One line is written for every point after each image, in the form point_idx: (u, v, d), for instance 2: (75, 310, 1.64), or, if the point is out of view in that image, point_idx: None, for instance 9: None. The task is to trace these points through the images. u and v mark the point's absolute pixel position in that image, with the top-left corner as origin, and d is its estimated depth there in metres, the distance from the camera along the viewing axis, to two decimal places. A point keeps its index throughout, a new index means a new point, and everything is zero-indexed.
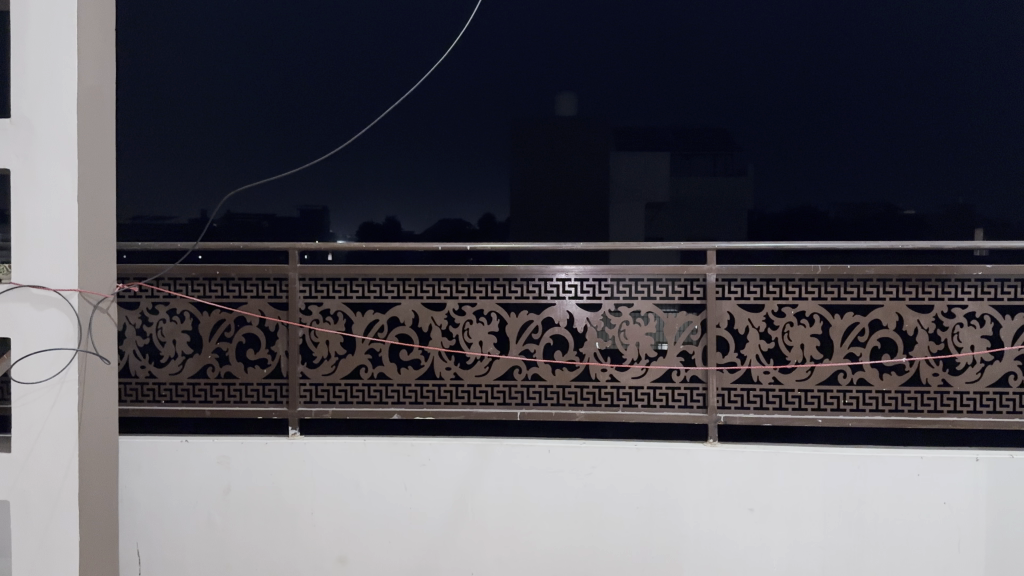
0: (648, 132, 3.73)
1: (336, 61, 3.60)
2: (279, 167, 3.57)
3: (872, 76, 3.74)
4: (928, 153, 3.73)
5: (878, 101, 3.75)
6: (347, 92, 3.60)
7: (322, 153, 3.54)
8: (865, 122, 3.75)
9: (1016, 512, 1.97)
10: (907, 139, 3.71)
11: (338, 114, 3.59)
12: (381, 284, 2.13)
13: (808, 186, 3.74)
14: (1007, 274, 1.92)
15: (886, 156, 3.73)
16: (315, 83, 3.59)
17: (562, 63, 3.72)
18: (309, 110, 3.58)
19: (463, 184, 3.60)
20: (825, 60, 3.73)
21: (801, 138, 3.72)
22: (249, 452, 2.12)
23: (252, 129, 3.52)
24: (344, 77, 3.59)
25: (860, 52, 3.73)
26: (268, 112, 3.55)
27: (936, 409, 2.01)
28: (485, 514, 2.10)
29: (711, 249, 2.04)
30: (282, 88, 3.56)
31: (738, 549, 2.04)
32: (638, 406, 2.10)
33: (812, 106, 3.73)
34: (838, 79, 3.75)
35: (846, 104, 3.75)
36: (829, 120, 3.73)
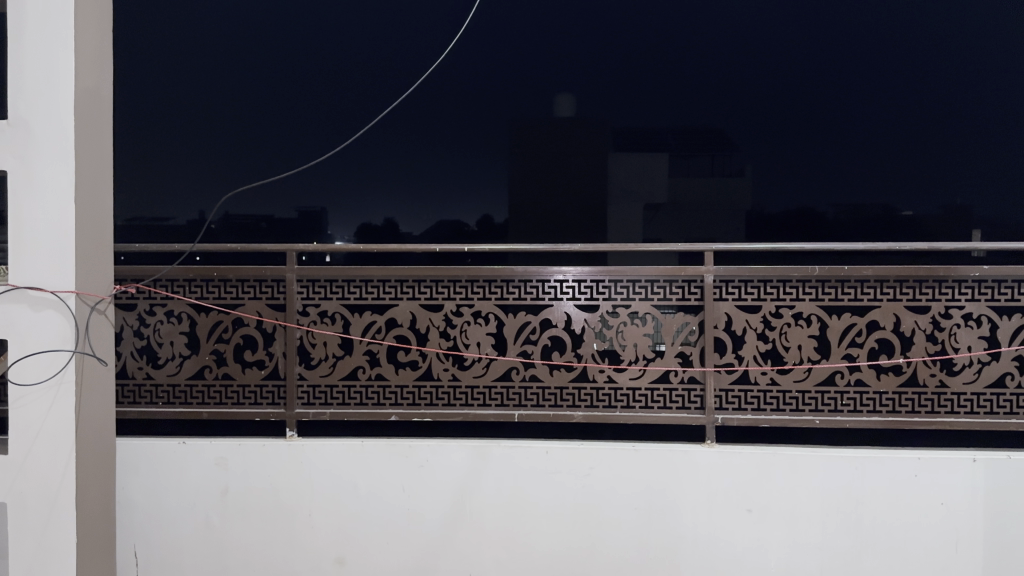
0: (647, 130, 3.16)
1: (307, 42, 3.14)
2: (232, 162, 3.09)
3: (906, 53, 3.02)
4: (938, 145, 3.02)
5: (900, 82, 3.03)
6: (317, 81, 3.11)
7: (279, 150, 3.10)
8: (916, 107, 3.01)
9: (1013, 514, 1.97)
10: (959, 135, 3.01)
11: (292, 102, 3.11)
12: (379, 285, 2.13)
13: (820, 183, 3.08)
14: (1005, 276, 1.93)
15: (928, 149, 3.01)
16: (290, 70, 3.12)
17: (545, 41, 3.14)
18: (260, 101, 3.10)
19: (436, 180, 3.11)
20: (867, 30, 3.05)
21: (837, 126, 3.07)
22: (247, 453, 2.12)
23: (207, 120, 3.09)
24: (319, 63, 3.12)
25: (915, 17, 3.01)
26: (224, 99, 3.09)
27: (934, 410, 2.01)
28: (483, 515, 2.10)
29: (709, 250, 2.04)
30: (237, 73, 3.10)
31: (736, 550, 2.04)
32: (636, 406, 2.11)
33: (848, 87, 3.06)
34: (884, 53, 3.04)
35: (895, 83, 3.03)
36: (870, 104, 3.04)
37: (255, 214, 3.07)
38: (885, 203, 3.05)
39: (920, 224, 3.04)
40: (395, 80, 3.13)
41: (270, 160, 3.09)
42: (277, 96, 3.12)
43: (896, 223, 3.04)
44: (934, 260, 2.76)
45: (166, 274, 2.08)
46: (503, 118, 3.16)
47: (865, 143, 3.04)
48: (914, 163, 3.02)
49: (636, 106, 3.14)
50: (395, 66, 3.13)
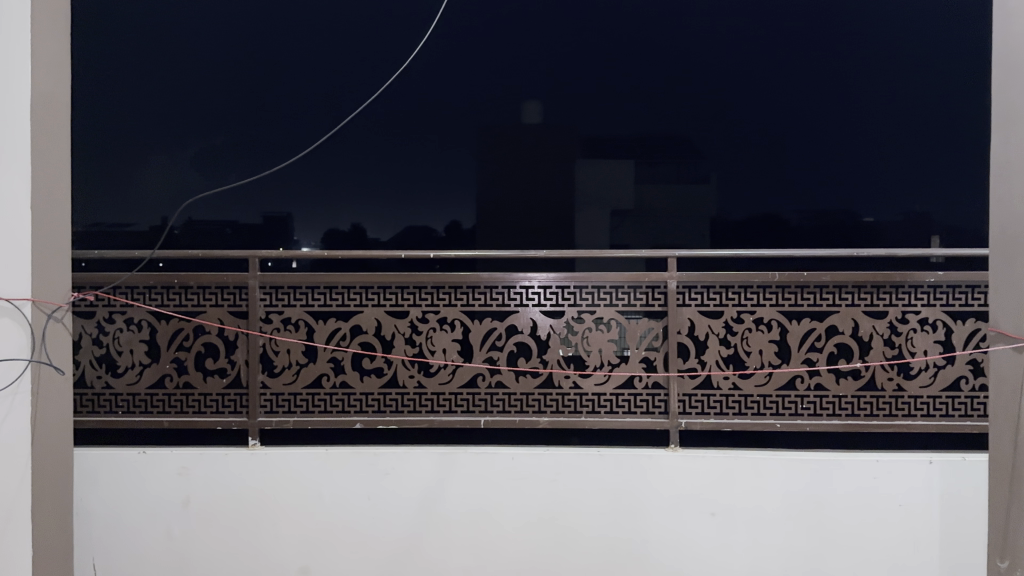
0: (617, 138, 3.14)
1: (272, 47, 3.06)
2: (194, 169, 2.99)
3: (864, 66, 3.06)
4: (908, 154, 3.03)
5: (861, 95, 3.07)
6: (284, 87, 3.07)
7: (245, 157, 3.05)
8: (875, 119, 3.05)
9: (970, 514, 2.01)
10: (920, 148, 3.03)
11: (254, 108, 3.04)
12: (344, 292, 2.11)
13: (783, 189, 3.10)
14: (961, 281, 1.98)
15: (898, 157, 3.04)
16: (256, 75, 3.05)
17: (509, 53, 3.15)
18: (219, 108, 3.01)
19: (404, 188, 3.03)
20: (830, 41, 3.07)
21: (802, 136, 3.07)
22: (209, 462, 2.09)
23: (164, 127, 2.94)
24: (286, 69, 3.07)
25: (878, 29, 3.06)
26: (186, 104, 2.99)
27: (892, 413, 2.05)
28: (450, 523, 2.09)
29: (672, 256, 2.07)
30: (200, 83, 3.01)
31: (700, 553, 2.05)
32: (602, 411, 2.10)
33: (809, 98, 3.08)
34: (844, 65, 3.07)
35: (855, 97, 3.07)
36: (830, 116, 3.07)
37: (215, 222, 2.94)
38: (844, 211, 3.09)
39: (884, 229, 3.06)
40: (363, 89, 3.10)
41: (235, 167, 3.01)
42: (239, 103, 3.04)
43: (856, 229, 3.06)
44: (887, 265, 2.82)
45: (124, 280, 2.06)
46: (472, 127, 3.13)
47: (830, 150, 3.07)
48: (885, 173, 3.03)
49: (601, 114, 3.14)
50: (363, 76, 3.12)
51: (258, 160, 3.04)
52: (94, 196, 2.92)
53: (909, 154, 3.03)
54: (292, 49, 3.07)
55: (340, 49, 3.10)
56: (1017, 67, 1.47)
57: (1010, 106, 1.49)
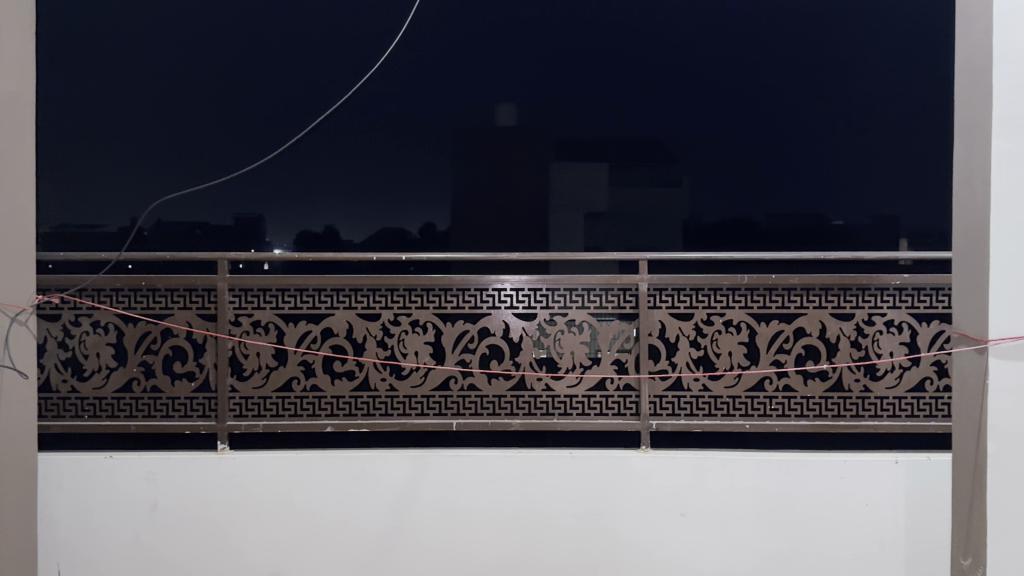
0: (595, 141, 2.96)
1: (236, 38, 2.84)
2: (156, 166, 2.79)
3: (860, 67, 2.91)
4: (904, 158, 2.89)
5: (858, 96, 2.91)
6: (247, 81, 2.84)
7: (203, 155, 2.81)
8: (865, 123, 2.91)
9: (934, 513, 2.04)
10: (918, 153, 2.88)
11: (214, 103, 2.81)
12: (315, 294, 2.10)
13: (769, 193, 2.91)
14: (925, 283, 2.01)
15: (896, 160, 2.89)
16: (215, 69, 2.82)
17: (487, 47, 2.89)
18: (180, 100, 2.80)
19: (378, 188, 2.89)
20: (823, 42, 2.92)
21: (793, 141, 2.91)
22: (177, 467, 2.06)
23: (130, 120, 2.78)
24: (249, 63, 2.85)
25: (873, 30, 2.91)
26: (137, 95, 2.78)
27: (859, 413, 2.08)
28: (421, 525, 2.08)
29: (643, 259, 2.08)
30: (155, 74, 2.79)
31: (670, 554, 2.06)
32: (573, 413, 2.11)
33: (805, 101, 2.91)
34: (840, 66, 2.92)
35: (855, 97, 2.91)
36: (826, 116, 2.91)
37: (186, 222, 2.79)
38: (823, 215, 2.93)
39: (872, 235, 2.91)
40: (331, 85, 2.86)
41: (196, 166, 2.80)
42: (198, 98, 2.81)
43: (825, 234, 2.92)
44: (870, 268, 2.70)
45: (91, 282, 2.03)
46: (448, 130, 2.92)
47: (821, 153, 2.90)
48: (876, 174, 2.90)
49: (583, 117, 2.94)
50: (327, 74, 2.86)
51: (217, 158, 2.81)
52: (55, 193, 2.79)
53: (903, 158, 2.89)
54: (255, 41, 2.85)
55: (305, 40, 2.86)
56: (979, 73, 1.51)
57: (974, 112, 1.52)
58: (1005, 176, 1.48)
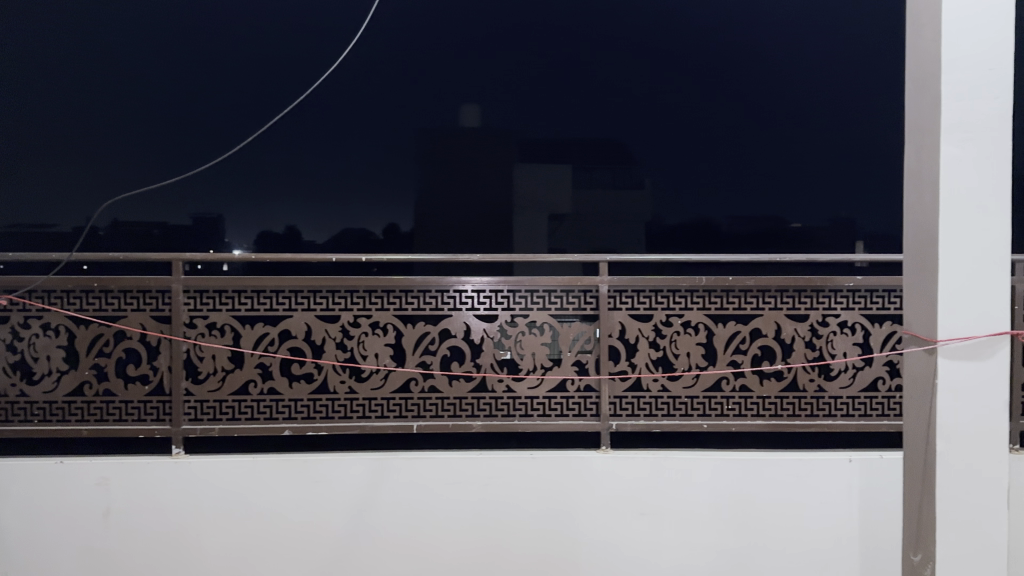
0: (558, 142, 2.94)
1: (193, 34, 2.77)
2: (109, 164, 2.72)
3: (815, 72, 2.95)
4: (858, 163, 2.95)
5: (815, 100, 2.95)
6: (203, 78, 2.77)
7: (160, 154, 2.74)
8: (822, 127, 2.95)
9: (886, 509, 2.09)
10: (872, 157, 2.95)
11: (170, 102, 2.75)
12: (272, 296, 2.07)
13: (729, 195, 2.94)
14: (877, 285, 2.05)
15: (850, 164, 2.95)
16: (170, 65, 2.75)
17: (447, 47, 2.88)
18: (133, 98, 2.73)
19: (338, 190, 2.83)
20: (782, 46, 2.95)
21: (751, 144, 2.94)
22: (131, 472, 2.02)
23: (82, 116, 2.71)
24: (206, 59, 2.78)
25: (828, 36, 2.96)
26: (90, 92, 2.71)
27: (813, 413, 2.12)
28: (381, 528, 2.06)
29: (603, 261, 2.09)
30: (106, 71, 2.71)
31: (630, 553, 2.08)
32: (534, 414, 2.12)
33: (764, 105, 2.94)
34: (798, 70, 2.95)
35: (813, 102, 2.95)
36: (784, 120, 2.94)
37: (143, 221, 2.72)
38: (783, 217, 2.96)
39: (831, 238, 2.94)
40: (292, 84, 2.83)
41: (153, 165, 2.74)
42: (154, 95, 2.75)
43: (787, 236, 2.95)
44: (827, 271, 2.73)
45: (41, 283, 1.98)
46: (406, 131, 2.88)
47: (779, 156, 2.94)
48: (832, 178, 2.95)
49: (545, 117, 2.93)
50: (285, 73, 2.83)
51: (175, 158, 2.75)
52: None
53: (856, 163, 2.95)
54: (213, 38, 2.79)
55: (265, 39, 2.82)
56: (926, 80, 1.54)
57: (919, 118, 1.55)
58: (957, 182, 1.46)
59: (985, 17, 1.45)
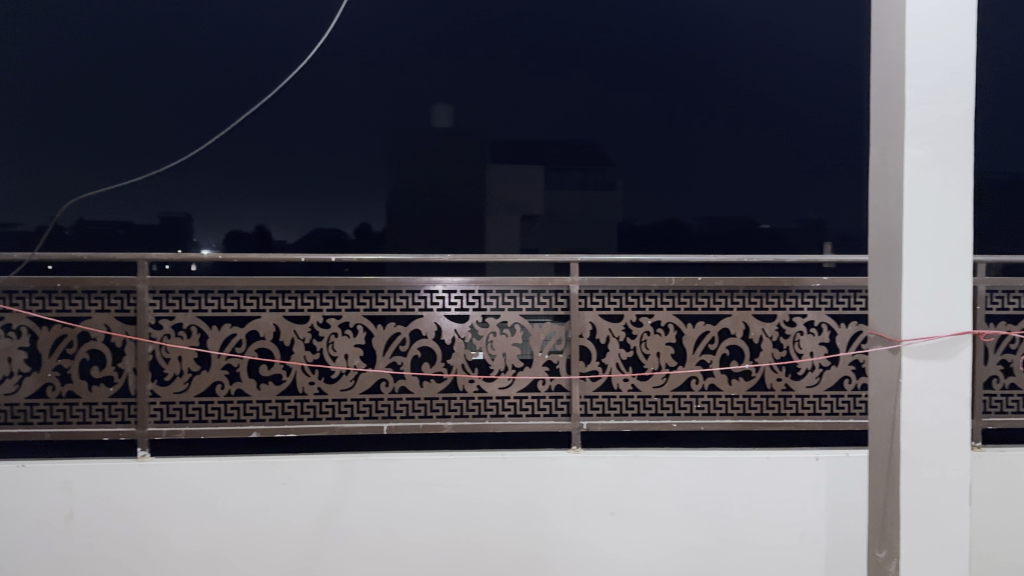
0: (530, 143, 2.95)
1: (159, 30, 2.72)
2: (72, 162, 2.65)
3: (784, 75, 2.98)
4: (826, 165, 2.99)
5: (783, 103, 2.98)
6: (170, 75, 2.73)
7: (126, 152, 2.69)
8: (791, 129, 2.98)
9: (852, 507, 2.12)
10: (839, 160, 2.99)
11: (137, 99, 2.71)
12: (240, 297, 2.05)
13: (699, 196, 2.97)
14: (843, 285, 2.09)
15: (818, 166, 2.99)
16: (136, 62, 2.71)
17: (418, 46, 2.87)
18: (99, 94, 2.68)
19: (309, 189, 2.80)
20: (751, 48, 2.98)
21: (720, 145, 2.97)
22: (95, 475, 1.98)
23: (44, 113, 2.64)
24: (173, 56, 2.73)
25: (797, 39, 3.00)
26: (53, 89, 2.66)
27: (781, 412, 2.14)
28: (350, 530, 2.05)
29: (574, 261, 2.10)
30: (71, 67, 2.66)
31: (600, 552, 2.09)
32: (505, 415, 2.12)
33: (733, 108, 2.97)
34: (766, 73, 2.98)
35: (783, 104, 2.98)
36: (753, 121, 2.97)
37: (109, 220, 2.66)
38: (753, 218, 2.98)
39: (800, 239, 2.97)
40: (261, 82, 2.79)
41: (120, 163, 2.69)
42: (120, 92, 2.70)
43: (756, 237, 2.98)
44: (795, 271, 2.76)
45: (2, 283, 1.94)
46: (377, 130, 2.86)
47: (749, 157, 2.97)
48: (800, 180, 2.99)
49: (517, 117, 2.93)
50: (255, 71, 2.80)
51: (142, 156, 2.70)
52: None
53: (825, 165, 2.99)
54: (180, 35, 2.74)
55: (234, 37, 2.78)
56: (886, 83, 1.57)
57: (882, 121, 1.58)
58: (917, 185, 1.48)
59: (947, 22, 1.47)
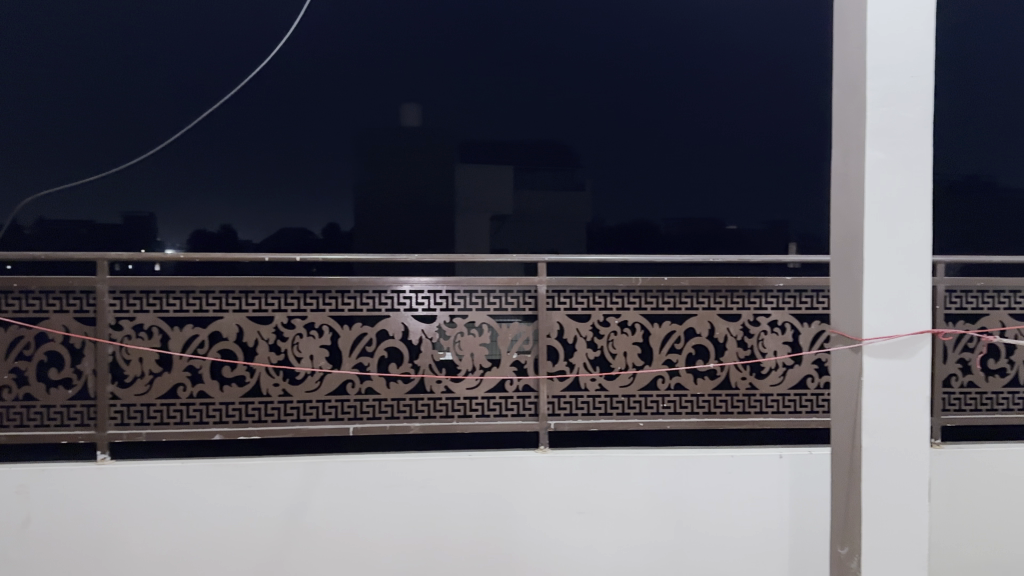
0: (498, 143, 2.95)
1: (123, 23, 2.66)
2: (30, 156, 2.55)
3: (750, 78, 3.02)
4: (791, 167, 3.03)
5: (750, 104, 3.02)
6: (132, 71, 2.67)
7: (86, 148, 2.63)
8: (757, 131, 3.01)
9: (815, 504, 2.15)
10: (803, 161, 3.03)
11: (98, 94, 2.64)
12: (202, 297, 2.02)
13: (666, 197, 2.99)
14: (805, 285, 2.13)
15: (783, 168, 3.02)
16: (98, 55, 2.64)
17: (385, 44, 2.86)
18: (58, 88, 2.61)
19: (275, 188, 2.76)
20: (716, 51, 3.02)
21: (687, 147, 3.00)
22: (52, 479, 1.94)
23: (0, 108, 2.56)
24: (135, 51, 2.68)
25: (763, 41, 3.03)
26: (10, 82, 2.58)
27: (745, 410, 2.17)
28: (317, 533, 2.03)
29: (542, 261, 2.10)
30: (31, 59, 2.58)
31: (568, 551, 2.09)
32: (472, 415, 2.12)
33: (698, 109, 3.01)
34: (732, 75, 3.01)
35: (749, 105, 3.01)
36: (718, 123, 3.01)
37: (70, 219, 2.58)
38: (720, 219, 3.01)
39: (763, 240, 3.02)
40: (226, 79, 2.76)
41: (80, 159, 2.62)
42: (79, 87, 2.63)
43: (722, 237, 3.00)
44: (758, 272, 2.79)
45: None
46: (345, 130, 2.84)
47: (714, 159, 3.00)
48: (766, 181, 3.01)
49: (486, 118, 2.93)
50: (219, 67, 2.76)
51: (102, 153, 2.64)
52: None
53: (789, 167, 3.03)
54: (143, 29, 2.69)
55: (198, 31, 2.73)
56: (846, 86, 1.60)
57: (842, 124, 1.61)
58: (879, 186, 1.50)
59: (906, 26, 1.50)
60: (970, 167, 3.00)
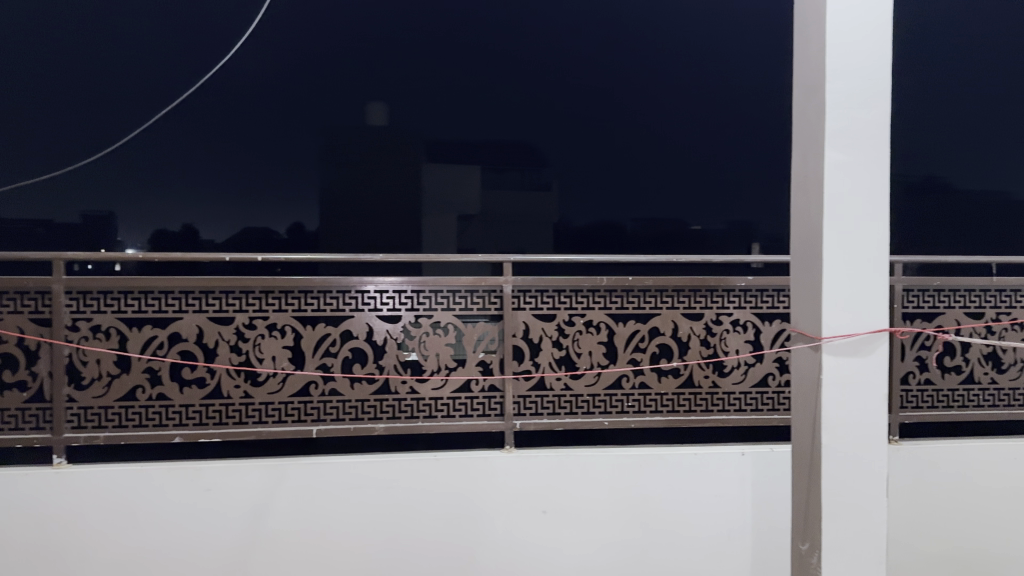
0: (466, 143, 2.94)
1: (80, 19, 2.61)
2: None
3: (713, 80, 3.06)
4: (755, 167, 3.07)
5: (713, 106, 3.06)
6: (92, 67, 2.63)
7: (43, 146, 2.57)
8: (721, 132, 3.05)
9: (777, 500, 2.18)
10: (768, 161, 3.07)
11: (55, 91, 2.59)
12: (161, 297, 1.98)
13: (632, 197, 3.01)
14: (766, 284, 2.16)
15: (747, 168, 3.06)
16: (54, 52, 2.59)
17: (351, 43, 2.84)
18: (13, 85, 2.55)
19: (239, 187, 2.72)
20: (680, 52, 3.06)
21: (652, 149, 3.04)
22: (7, 484, 1.90)
23: None
24: (94, 47, 2.63)
25: (726, 43, 3.07)
26: None
27: (708, 409, 2.20)
28: (280, 535, 2.01)
29: (507, 261, 2.11)
30: None
31: (533, 550, 2.10)
32: (437, 415, 2.12)
33: (663, 111, 3.04)
34: (696, 78, 3.06)
35: (712, 107, 3.06)
36: (682, 125, 3.05)
37: (25, 218, 2.51)
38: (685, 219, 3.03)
39: (728, 241, 3.04)
40: (189, 77, 2.72)
41: (37, 157, 2.56)
42: (35, 83, 2.57)
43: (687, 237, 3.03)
44: (722, 272, 2.83)
45: None
46: (310, 128, 2.81)
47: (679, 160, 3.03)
48: (731, 181, 3.05)
49: (454, 118, 2.92)
50: (181, 64, 2.72)
51: (60, 151, 2.58)
52: None
53: (754, 167, 3.06)
54: (102, 25, 2.63)
55: (159, 27, 2.69)
56: (806, 88, 1.63)
57: (802, 126, 1.64)
58: (837, 187, 1.53)
59: (864, 31, 1.53)
60: (926, 169, 3.08)
